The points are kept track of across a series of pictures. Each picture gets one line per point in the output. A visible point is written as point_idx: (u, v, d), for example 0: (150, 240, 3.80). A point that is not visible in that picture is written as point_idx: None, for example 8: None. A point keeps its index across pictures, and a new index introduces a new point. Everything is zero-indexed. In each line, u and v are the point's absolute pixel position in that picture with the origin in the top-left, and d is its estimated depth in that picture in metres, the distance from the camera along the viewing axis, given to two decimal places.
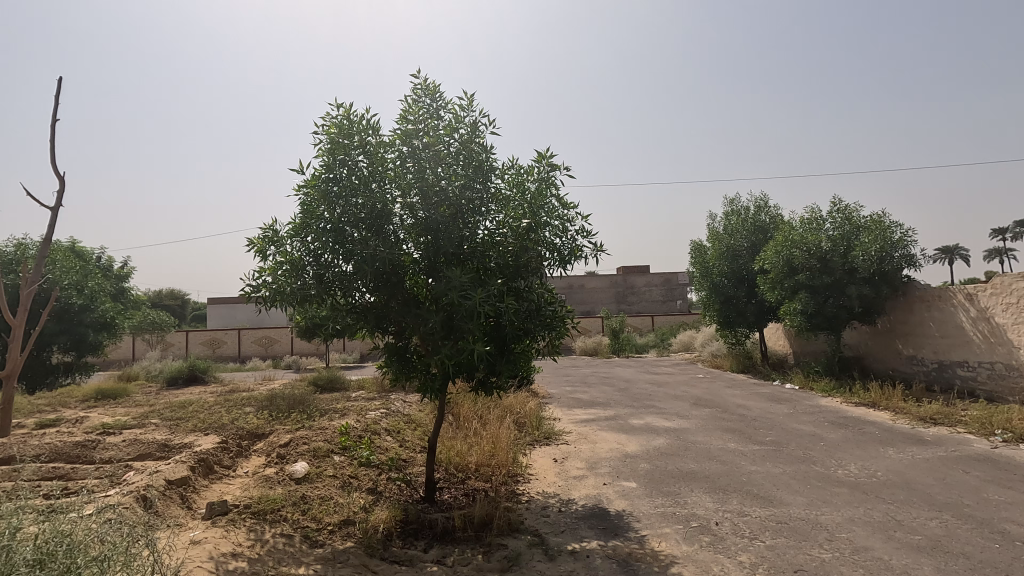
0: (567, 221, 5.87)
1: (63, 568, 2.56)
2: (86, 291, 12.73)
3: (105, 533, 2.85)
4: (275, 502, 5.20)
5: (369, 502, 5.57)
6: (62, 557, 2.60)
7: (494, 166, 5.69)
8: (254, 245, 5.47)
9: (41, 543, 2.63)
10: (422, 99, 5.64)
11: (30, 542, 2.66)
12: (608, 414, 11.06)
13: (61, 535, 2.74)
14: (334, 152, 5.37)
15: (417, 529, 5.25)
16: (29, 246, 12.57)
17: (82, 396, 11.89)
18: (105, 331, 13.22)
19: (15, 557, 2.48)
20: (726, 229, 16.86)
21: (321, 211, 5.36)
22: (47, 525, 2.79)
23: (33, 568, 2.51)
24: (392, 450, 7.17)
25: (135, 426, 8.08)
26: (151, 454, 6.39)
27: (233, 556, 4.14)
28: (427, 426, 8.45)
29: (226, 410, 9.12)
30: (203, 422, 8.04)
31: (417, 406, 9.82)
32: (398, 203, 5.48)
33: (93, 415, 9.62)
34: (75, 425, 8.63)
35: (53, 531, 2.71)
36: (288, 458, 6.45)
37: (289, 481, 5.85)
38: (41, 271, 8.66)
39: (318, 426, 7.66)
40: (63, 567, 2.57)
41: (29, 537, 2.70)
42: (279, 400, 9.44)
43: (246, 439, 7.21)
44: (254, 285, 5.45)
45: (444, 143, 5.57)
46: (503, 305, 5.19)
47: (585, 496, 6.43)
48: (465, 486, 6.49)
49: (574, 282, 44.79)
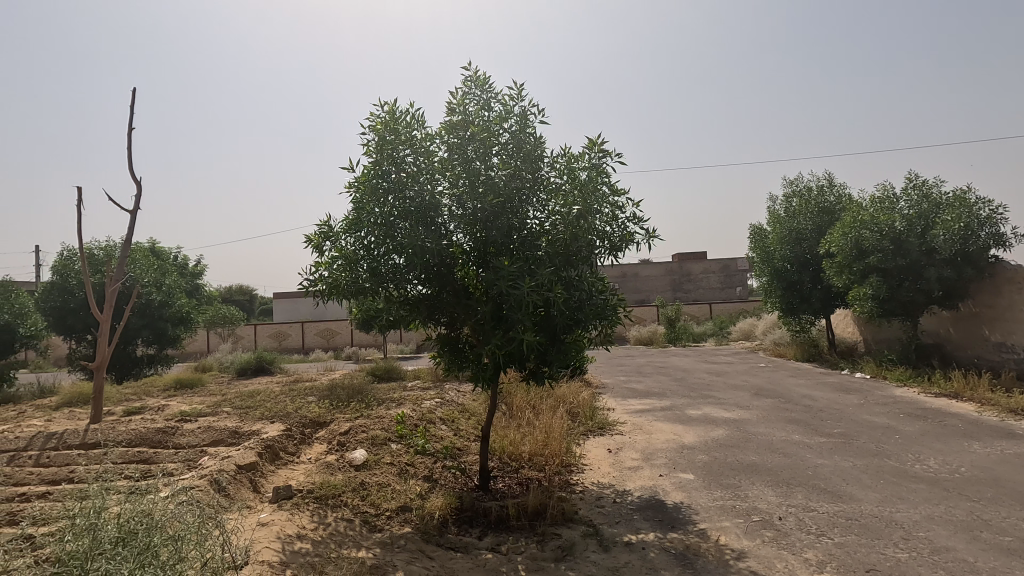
0: (619, 208, 5.76)
1: (142, 546, 2.70)
2: (164, 288, 13.67)
3: (180, 514, 3.03)
4: (336, 487, 5.39)
5: (424, 489, 5.71)
6: (141, 536, 2.76)
7: (543, 155, 5.66)
8: (311, 241, 5.71)
9: (123, 522, 2.83)
10: (472, 92, 5.66)
11: (113, 520, 2.87)
12: (665, 404, 10.84)
13: (141, 514, 2.93)
14: (384, 147, 5.48)
15: (471, 517, 5.33)
16: (114, 247, 13.60)
17: (163, 385, 12.81)
18: (181, 325, 14.15)
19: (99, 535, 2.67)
20: (788, 211, 16.03)
21: (372, 205, 5.47)
22: (128, 506, 3.00)
23: (116, 545, 2.70)
24: (446, 438, 7.30)
25: (209, 414, 8.60)
26: (223, 440, 6.78)
27: (298, 538, 4.34)
28: (480, 416, 8.55)
29: (291, 399, 9.54)
30: (270, 410, 8.47)
31: (471, 396, 9.95)
32: (447, 195, 5.54)
33: (172, 403, 10.32)
34: (157, 412, 9.31)
35: (134, 511, 2.89)
36: (347, 446, 6.68)
37: (349, 467, 6.06)
38: (124, 270, 9.27)
39: (376, 415, 7.88)
40: (142, 544, 2.72)
41: (112, 517, 2.90)
42: (340, 389, 9.81)
43: (309, 428, 7.50)
44: (311, 280, 5.68)
45: (493, 132, 5.56)
46: (553, 295, 5.14)
47: (641, 487, 6.33)
48: (518, 475, 6.55)
49: (628, 269, 43.95)
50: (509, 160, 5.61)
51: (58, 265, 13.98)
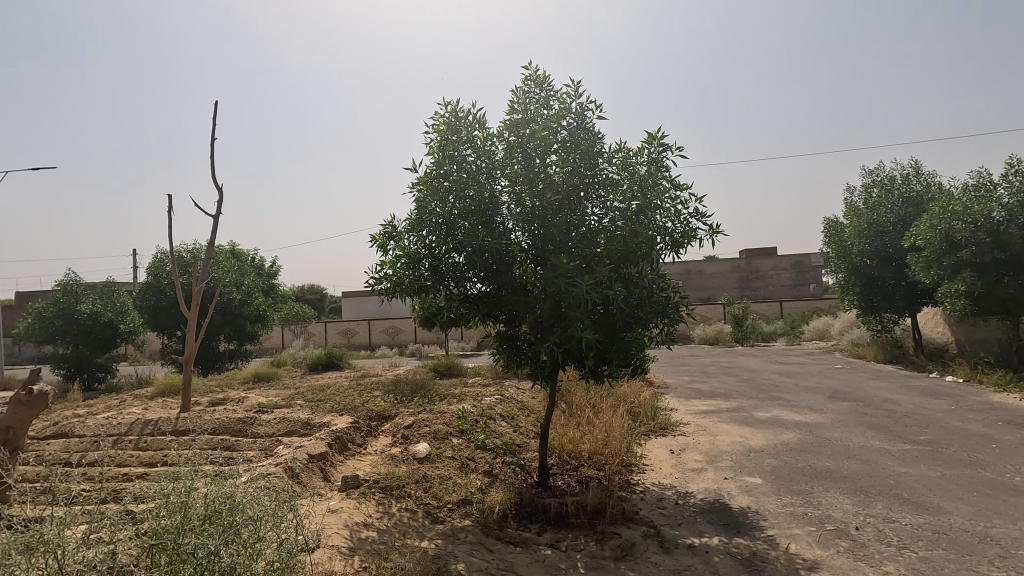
0: (681, 203, 5.62)
1: (226, 524, 2.92)
2: (243, 288, 14.61)
3: (258, 496, 3.25)
4: (400, 478, 5.59)
5: (485, 483, 5.81)
6: (225, 514, 2.99)
7: (602, 151, 5.61)
8: (376, 240, 5.96)
9: (210, 501, 3.07)
10: (531, 90, 5.70)
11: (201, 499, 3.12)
12: (731, 405, 10.46)
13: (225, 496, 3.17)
14: (446, 148, 5.62)
15: (531, 513, 5.38)
16: (200, 249, 14.69)
17: (243, 378, 13.71)
18: (259, 322, 15.09)
19: (189, 512, 2.91)
20: (867, 203, 15.01)
21: (433, 205, 5.63)
22: (214, 486, 3.25)
23: (204, 521, 2.94)
24: (506, 435, 7.38)
25: (284, 406, 9.12)
26: (296, 431, 7.18)
27: (365, 526, 4.54)
28: (540, 413, 8.58)
29: (358, 393, 9.96)
30: (339, 403, 8.88)
31: (531, 393, 10.01)
32: (506, 193, 5.60)
33: (252, 395, 11.03)
34: (238, 404, 9.98)
35: (219, 491, 3.13)
36: (411, 439, 6.90)
37: (412, 460, 6.26)
38: (208, 270, 9.98)
39: (438, 410, 8.08)
40: (227, 521, 2.95)
41: (200, 496, 3.15)
42: (404, 385, 10.13)
43: (375, 421, 7.80)
44: (376, 278, 5.91)
45: (552, 130, 5.56)
46: (612, 293, 5.09)
47: (704, 490, 6.15)
48: (578, 473, 6.54)
49: (692, 266, 42.65)
50: (567, 157, 5.61)
51: (152, 267, 15.26)
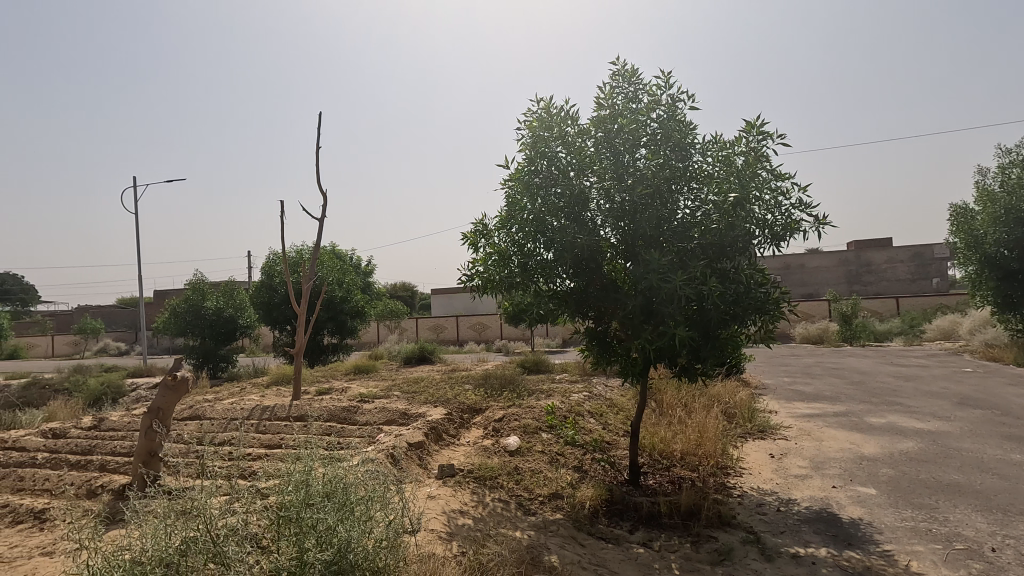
0: (782, 194, 5.33)
1: (341, 502, 3.17)
2: (344, 286, 15.65)
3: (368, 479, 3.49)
4: (493, 469, 5.76)
5: (575, 479, 5.85)
6: (341, 493, 3.24)
7: (696, 142, 5.45)
8: (468, 239, 6.18)
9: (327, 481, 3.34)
10: (620, 85, 5.64)
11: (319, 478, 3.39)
12: (838, 409, 9.73)
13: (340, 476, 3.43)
14: (535, 146, 5.71)
15: (622, 510, 5.34)
16: (306, 250, 15.92)
17: (345, 370, 14.68)
18: (358, 318, 16.09)
19: (310, 488, 3.18)
20: (1005, 186, 13.20)
21: (523, 204, 5.74)
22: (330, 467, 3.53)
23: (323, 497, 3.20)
24: (596, 432, 7.36)
25: (383, 397, 9.69)
26: (395, 420, 7.61)
27: (461, 513, 4.74)
28: (629, 411, 8.46)
29: (450, 387, 10.35)
30: (433, 395, 9.28)
31: (619, 391, 9.88)
32: (595, 189, 5.59)
33: (353, 386, 11.81)
34: (342, 393, 10.73)
35: (334, 472, 3.40)
36: (502, 432, 7.08)
37: (504, 452, 6.42)
38: (314, 269, 10.81)
39: (527, 405, 8.22)
40: (342, 500, 3.20)
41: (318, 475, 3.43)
42: (493, 379, 10.39)
43: (467, 413, 8.08)
44: (469, 275, 6.13)
45: (643, 123, 5.48)
46: (707, 289, 4.94)
47: (809, 497, 5.79)
48: (670, 474, 6.40)
49: (792, 260, 39.93)
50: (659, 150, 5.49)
51: (266, 267, 16.76)
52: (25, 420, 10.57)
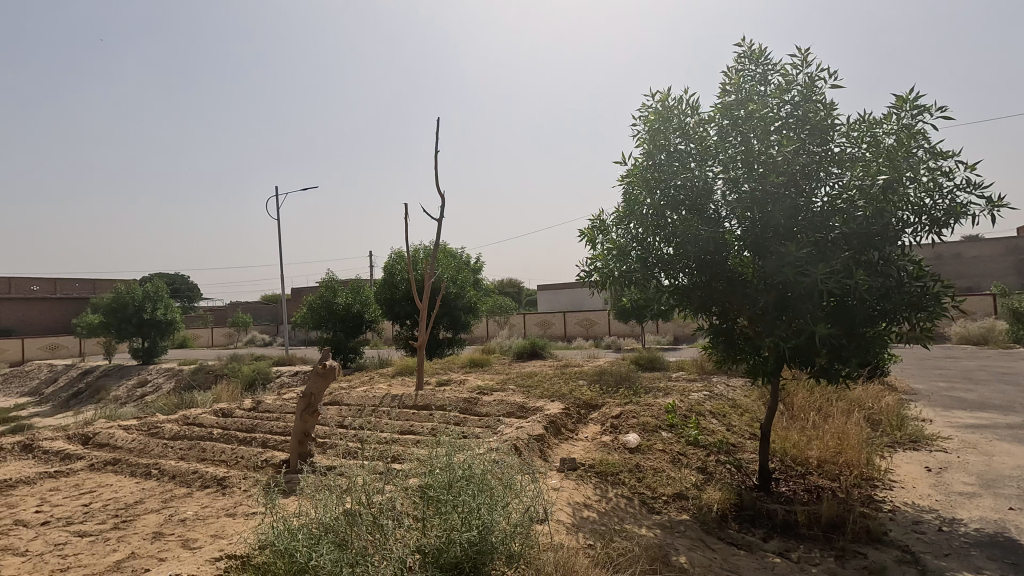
0: (942, 174, 4.76)
1: (483, 485, 3.27)
2: (458, 282, 16.39)
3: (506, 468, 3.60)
4: (614, 465, 5.74)
5: (700, 480, 5.66)
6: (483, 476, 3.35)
7: (835, 123, 5.02)
8: (585, 235, 6.20)
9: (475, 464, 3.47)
10: (746, 68, 5.35)
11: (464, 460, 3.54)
12: (1013, 421, 8.42)
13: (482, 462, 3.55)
14: (655, 139, 5.58)
15: (754, 516, 5.08)
16: (423, 249, 16.89)
17: (462, 363, 15.33)
18: (471, 313, 16.79)
19: (456, 470, 3.31)
20: None
21: (643, 198, 5.63)
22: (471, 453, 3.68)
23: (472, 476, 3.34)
24: (720, 433, 7.04)
25: (500, 390, 10.01)
26: (514, 413, 7.84)
27: (585, 506, 4.79)
28: (756, 413, 7.98)
29: (565, 382, 10.43)
30: (548, 390, 9.42)
31: (744, 391, 9.34)
32: (721, 180, 5.34)
33: (471, 379, 12.31)
34: (461, 385, 11.24)
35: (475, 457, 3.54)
36: (620, 429, 7.02)
37: (623, 449, 6.37)
38: (434, 267, 11.42)
39: (645, 402, 8.06)
40: (483, 484, 3.29)
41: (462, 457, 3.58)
42: (608, 375, 10.29)
43: (583, 408, 8.11)
44: (587, 270, 6.14)
45: (773, 107, 5.15)
46: (853, 282, 4.53)
47: (979, 519, 5.10)
48: (805, 482, 5.96)
49: (946, 250, 35.08)
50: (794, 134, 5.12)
51: (388, 266, 18.03)
52: (198, 399, 12.32)
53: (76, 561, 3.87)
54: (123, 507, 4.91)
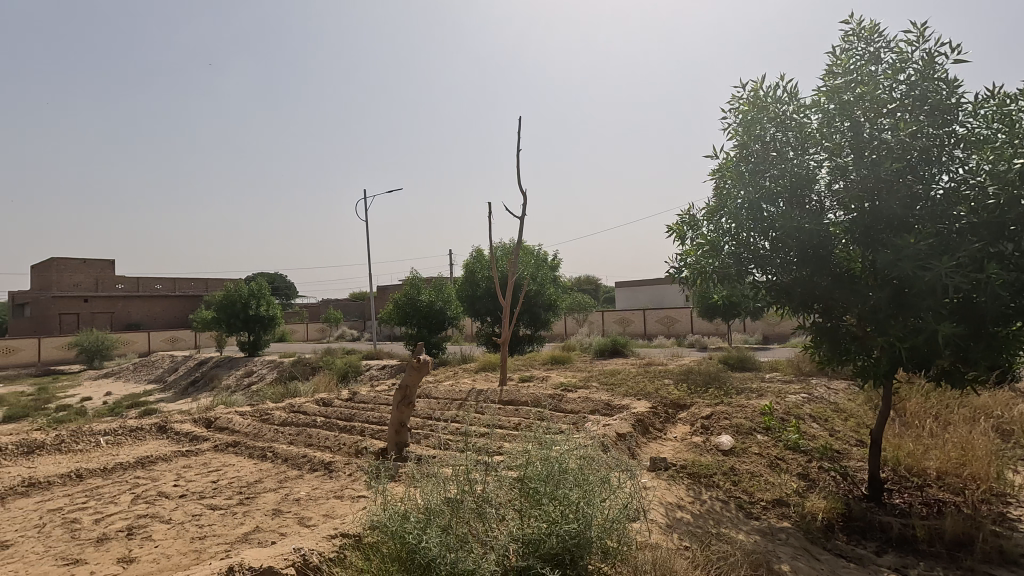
0: None
1: (582, 479, 3.30)
2: (538, 279, 16.52)
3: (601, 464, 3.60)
4: (707, 467, 5.57)
5: (802, 487, 5.36)
6: (582, 471, 3.38)
7: (960, 102, 4.58)
8: (674, 231, 6.07)
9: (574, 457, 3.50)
10: (854, 47, 5.00)
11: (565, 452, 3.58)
12: None
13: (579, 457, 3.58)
14: (750, 129, 5.35)
15: (864, 529, 4.75)
16: (503, 247, 17.18)
17: (542, 360, 15.41)
18: (550, 310, 16.88)
19: (555, 463, 3.35)
20: None
21: (737, 191, 5.42)
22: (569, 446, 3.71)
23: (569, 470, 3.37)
24: (822, 438, 6.63)
25: (583, 387, 9.99)
26: (599, 410, 7.80)
27: (679, 507, 4.70)
28: (862, 418, 7.43)
29: (650, 380, 10.23)
30: (633, 388, 9.28)
31: (847, 394, 8.72)
32: (825, 169, 5.03)
33: (552, 375, 12.37)
34: (543, 382, 11.32)
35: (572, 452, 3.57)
36: (712, 430, 6.79)
37: (716, 450, 6.16)
38: (516, 264, 11.60)
39: (737, 404, 7.73)
40: (582, 477, 3.32)
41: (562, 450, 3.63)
42: (695, 374, 9.96)
43: (671, 408, 7.92)
44: (677, 267, 5.99)
45: (885, 88, 4.78)
46: (983, 276, 4.12)
47: None
48: (923, 495, 5.49)
49: None
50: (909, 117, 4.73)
51: (470, 264, 18.51)
52: (299, 389, 13.26)
53: (211, 531, 4.33)
54: (245, 485, 5.42)
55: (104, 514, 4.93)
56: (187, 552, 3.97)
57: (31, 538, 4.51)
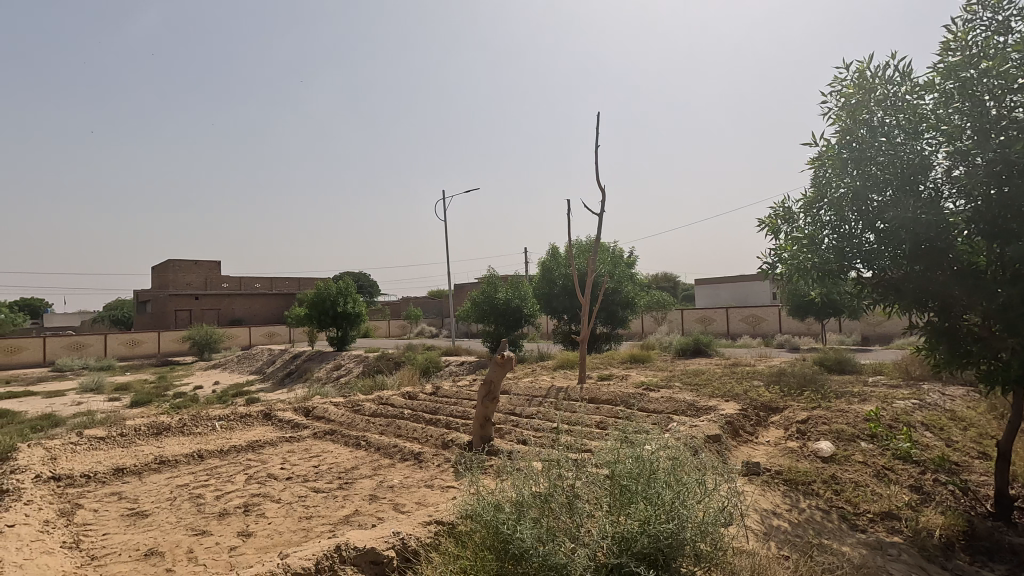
0: None
1: (676, 479, 3.23)
2: (616, 276, 16.30)
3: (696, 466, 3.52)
4: (805, 474, 5.27)
5: (916, 500, 4.94)
6: (675, 470, 3.32)
7: None
8: (767, 225, 5.80)
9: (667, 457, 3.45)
10: (977, 19, 4.53)
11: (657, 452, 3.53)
12: None
13: (672, 457, 3.51)
14: (854, 114, 5.00)
15: (992, 550, 4.31)
16: (580, 244, 17.10)
17: (621, 359, 15.17)
18: (629, 308, 16.61)
19: (648, 463, 3.31)
20: None
21: (838, 180, 5.08)
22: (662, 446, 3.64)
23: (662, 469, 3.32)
24: (937, 448, 6.07)
25: (666, 387, 9.74)
26: (684, 411, 7.58)
27: (775, 514, 4.49)
28: (986, 428, 6.72)
29: (738, 382, 9.81)
30: (720, 389, 8.94)
31: (967, 401, 7.91)
32: (942, 154, 4.61)
33: (632, 374, 12.16)
34: (624, 380, 11.16)
35: (665, 451, 3.51)
36: (809, 435, 6.41)
37: (815, 457, 5.81)
38: (595, 261, 11.50)
39: (837, 408, 7.24)
40: (675, 477, 3.26)
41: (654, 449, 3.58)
42: (788, 376, 9.43)
43: (763, 411, 7.55)
44: (771, 263, 5.72)
45: (1016, 62, 4.30)
46: None
47: None
48: None
49: None
50: None
51: (547, 261, 18.57)
52: (386, 382, 13.90)
53: (316, 511, 4.67)
54: (344, 471, 5.79)
55: (224, 491, 5.44)
56: (297, 529, 4.31)
57: (166, 509, 5.07)
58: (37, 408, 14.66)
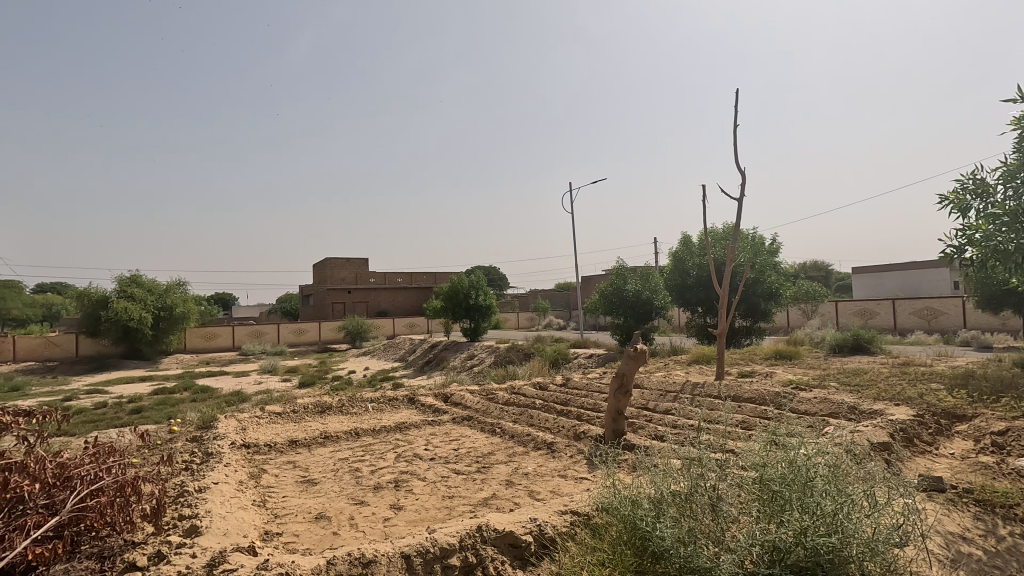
0: None
1: (841, 489, 2.91)
2: (757, 266, 15.10)
3: (866, 476, 3.14)
4: (1005, 495, 4.45)
5: None
6: (837, 477, 3.00)
7: None
8: (953, 201, 5.25)
9: (830, 464, 3.12)
10: None
11: (816, 456, 3.22)
12: None
13: (836, 463, 3.16)
14: None
15: None
16: (717, 230, 16.03)
17: (765, 354, 14.00)
18: (772, 300, 15.34)
19: (807, 468, 3.02)
20: None
21: None
22: (822, 450, 3.30)
23: (822, 475, 3.01)
24: None
25: (820, 386, 8.84)
26: (842, 414, 6.81)
27: (964, 540, 3.87)
28: None
29: (910, 384, 8.59)
30: (887, 391, 7.88)
31: None
32: None
33: (778, 372, 11.18)
34: (768, 378, 10.33)
35: (826, 456, 3.17)
36: (1009, 450, 5.40)
37: (1018, 476, 4.88)
38: (735, 248, 10.71)
39: None
40: (840, 487, 2.93)
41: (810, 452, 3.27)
42: (979, 379, 8.02)
43: (944, 418, 6.55)
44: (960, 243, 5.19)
45: None
46: None
47: None
48: None
49: None
50: None
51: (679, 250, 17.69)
52: (517, 373, 14.33)
53: (457, 492, 4.95)
54: (481, 456, 6.07)
55: (377, 467, 5.99)
56: (441, 507, 4.62)
57: (331, 479, 5.72)
58: (230, 385, 17.31)
